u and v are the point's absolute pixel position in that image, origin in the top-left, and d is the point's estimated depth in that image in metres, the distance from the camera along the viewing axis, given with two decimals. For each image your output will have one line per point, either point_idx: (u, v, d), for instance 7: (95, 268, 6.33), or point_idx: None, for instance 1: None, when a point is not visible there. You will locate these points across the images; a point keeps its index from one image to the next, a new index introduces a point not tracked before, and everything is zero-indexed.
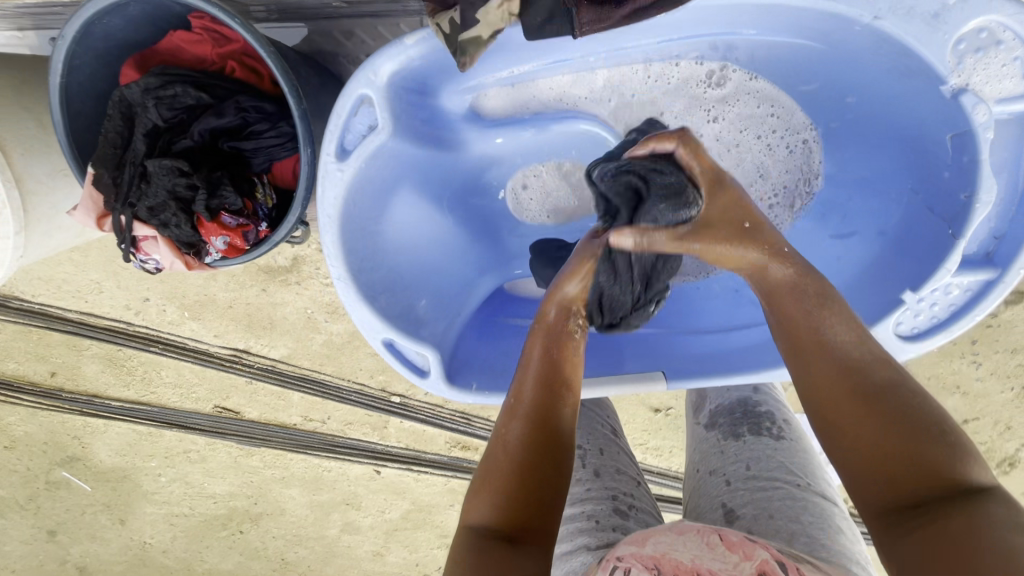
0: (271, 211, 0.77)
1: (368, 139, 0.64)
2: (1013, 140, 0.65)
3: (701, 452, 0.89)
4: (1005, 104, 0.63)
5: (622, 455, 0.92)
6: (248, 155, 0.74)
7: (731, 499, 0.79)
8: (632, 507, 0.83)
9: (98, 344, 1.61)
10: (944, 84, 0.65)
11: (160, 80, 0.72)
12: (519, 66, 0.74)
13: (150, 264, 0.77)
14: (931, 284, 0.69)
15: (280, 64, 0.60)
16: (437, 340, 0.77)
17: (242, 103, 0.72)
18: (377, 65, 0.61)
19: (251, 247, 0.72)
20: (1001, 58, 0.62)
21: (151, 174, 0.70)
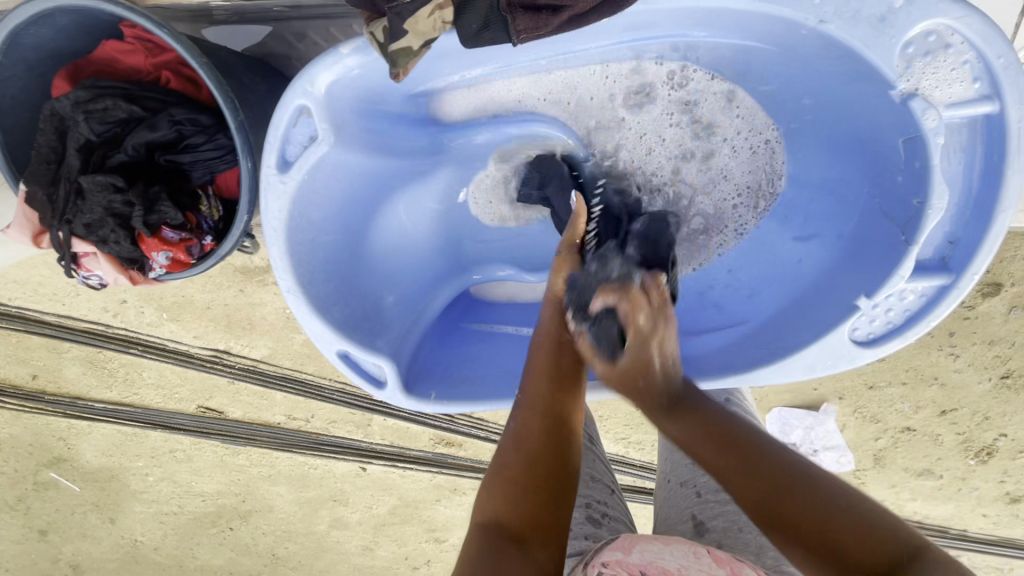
0: (217, 223, 0.78)
1: (308, 150, 0.65)
2: (964, 144, 0.68)
3: (672, 462, 0.91)
4: (956, 108, 0.66)
5: (598, 463, 0.92)
6: (187, 168, 0.74)
7: (701, 511, 0.82)
8: (605, 515, 0.84)
9: (79, 347, 1.59)
10: (894, 88, 0.68)
11: (91, 93, 0.71)
12: (467, 70, 0.76)
13: (95, 279, 0.78)
14: (884, 290, 0.72)
15: (217, 75, 0.59)
16: (394, 350, 0.78)
17: (176, 116, 0.71)
18: (314, 75, 0.63)
19: (195, 262, 0.75)
20: (951, 61, 0.64)
21: (85, 190, 0.70)
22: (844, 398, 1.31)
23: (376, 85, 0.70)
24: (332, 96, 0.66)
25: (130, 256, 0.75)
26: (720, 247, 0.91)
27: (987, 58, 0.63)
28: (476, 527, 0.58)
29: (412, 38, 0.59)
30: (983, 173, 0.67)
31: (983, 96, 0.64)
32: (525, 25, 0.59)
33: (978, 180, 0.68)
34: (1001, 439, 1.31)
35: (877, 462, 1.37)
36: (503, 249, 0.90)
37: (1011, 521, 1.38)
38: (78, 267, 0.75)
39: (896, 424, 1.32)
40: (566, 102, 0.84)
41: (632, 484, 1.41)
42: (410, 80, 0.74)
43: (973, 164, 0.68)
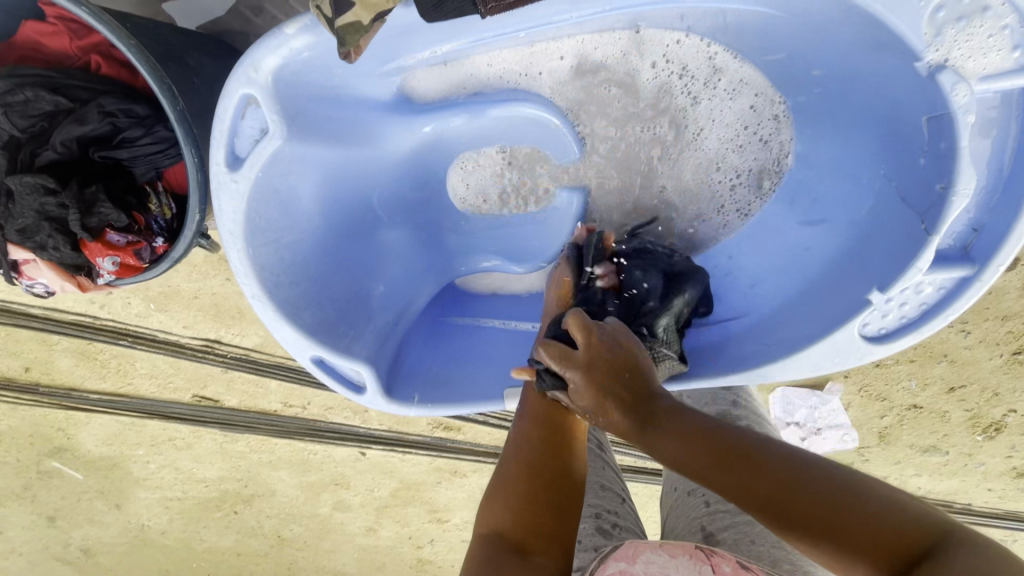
0: (170, 221, 0.76)
1: (260, 144, 0.63)
2: (996, 120, 0.62)
3: (680, 469, 0.87)
4: (989, 80, 0.59)
5: (608, 471, 0.88)
6: (128, 164, 0.71)
7: (711, 522, 0.76)
8: (615, 525, 0.79)
9: (68, 339, 1.55)
10: (919, 60, 0.61)
11: (9, 83, 0.68)
12: (442, 45, 0.72)
13: (39, 286, 0.76)
14: (901, 284, 0.68)
15: (144, 60, 0.56)
16: (371, 353, 0.76)
17: (106, 107, 0.68)
18: (257, 60, 0.59)
19: (146, 265, 0.74)
20: (988, 26, 0.57)
21: (14, 193, 0.68)
22: (849, 375, 1.26)
23: (335, 68, 0.66)
24: (281, 83, 0.62)
25: (73, 261, 0.73)
26: (723, 229, 0.86)
27: None
28: (480, 539, 0.57)
29: (359, 11, 0.55)
30: (1016, 154, 0.62)
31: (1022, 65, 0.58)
32: None
33: (1010, 162, 0.63)
34: (1010, 415, 1.26)
35: (882, 439, 1.33)
36: (491, 242, 0.87)
37: (1017, 495, 1.35)
38: (19, 274, 0.73)
39: (903, 402, 1.27)
40: (557, 79, 0.79)
41: (634, 465, 1.38)
42: (374, 59, 0.69)
43: (1005, 142, 0.63)
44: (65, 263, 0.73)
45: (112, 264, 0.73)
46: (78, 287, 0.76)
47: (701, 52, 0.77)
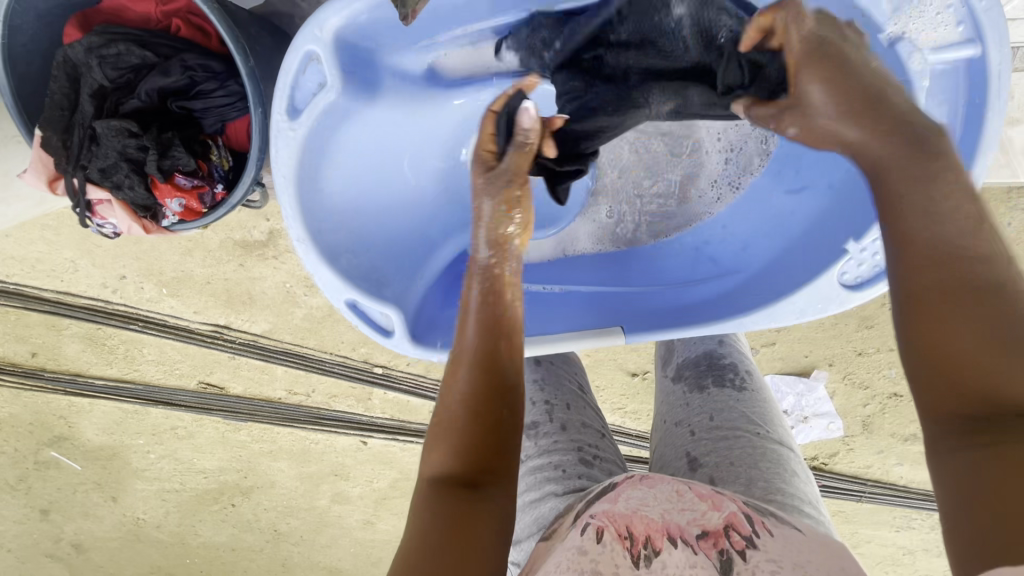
0: (228, 172, 0.86)
1: (318, 97, 0.68)
2: (949, 87, 0.71)
3: (667, 404, 0.93)
4: (939, 52, 0.69)
5: (589, 410, 0.94)
6: (198, 116, 0.83)
7: (695, 448, 0.82)
8: (597, 457, 0.86)
9: (79, 324, 1.59)
10: (881, 32, 0.71)
11: (102, 40, 0.80)
12: (471, 21, 0.77)
13: (108, 226, 0.87)
14: (872, 234, 0.77)
15: (224, 20, 0.64)
16: (400, 299, 0.80)
17: (187, 62, 0.79)
18: (323, 20, 0.66)
19: (205, 209, 0.84)
20: (935, 6, 0.67)
21: (100, 135, 0.80)
22: (832, 364, 1.35)
23: (383, 36, 0.73)
24: (341, 44, 0.68)
25: (143, 202, 0.84)
26: (716, 203, 0.94)
27: (971, 3, 0.65)
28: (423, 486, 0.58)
29: None
30: (966, 118, 0.71)
31: (966, 39, 0.67)
32: None
33: (959, 126, 0.71)
34: None
35: (865, 428, 1.42)
36: None
37: None
38: (93, 213, 0.84)
39: (884, 390, 1.37)
40: None
41: (626, 451, 1.45)
42: (410, 31, 0.74)
43: (957, 108, 0.71)
44: (135, 205, 0.84)
45: (177, 207, 0.83)
46: (143, 230, 0.86)
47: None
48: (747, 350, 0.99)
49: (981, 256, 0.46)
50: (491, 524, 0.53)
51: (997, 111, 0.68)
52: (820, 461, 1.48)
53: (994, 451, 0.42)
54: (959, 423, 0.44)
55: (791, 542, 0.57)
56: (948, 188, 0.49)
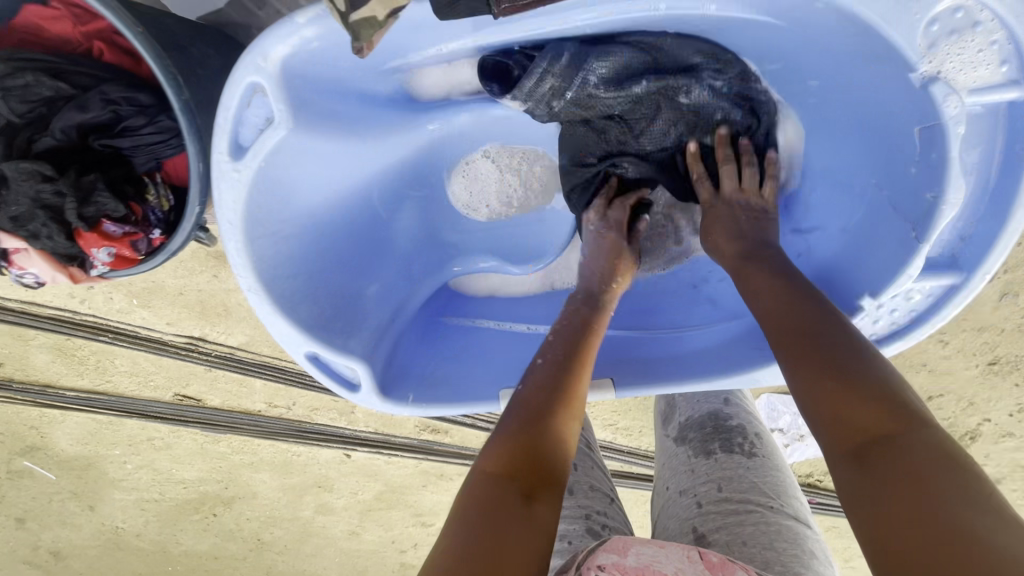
0: (167, 214, 0.79)
1: (264, 134, 0.61)
2: (984, 131, 0.64)
3: (671, 468, 0.88)
4: (979, 94, 0.61)
5: (597, 470, 0.89)
6: (128, 153, 0.75)
7: (703, 523, 0.77)
8: (605, 527, 0.80)
9: (46, 334, 1.51)
10: (914, 71, 0.62)
11: (9, 69, 0.72)
12: (448, 43, 0.68)
13: (30, 277, 0.79)
14: (891, 291, 0.71)
15: (155, 51, 0.57)
16: (368, 349, 0.75)
17: (109, 94, 0.72)
18: (266, 48, 0.58)
19: (139, 256, 0.77)
20: (978, 42, 0.58)
21: (10, 180, 0.72)
22: None
23: (342, 62, 0.65)
24: (291, 75, 0.61)
25: (66, 251, 0.76)
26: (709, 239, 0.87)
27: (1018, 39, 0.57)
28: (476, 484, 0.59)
29: (375, 7, 0.55)
30: (1003, 165, 0.64)
31: (1011, 80, 0.59)
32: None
33: (996, 173, 0.65)
34: (984, 424, 1.30)
35: None
36: (482, 238, 0.87)
37: None
38: (10, 264, 0.76)
39: None
40: None
41: (619, 469, 1.40)
42: (377, 55, 0.67)
43: (991, 156, 0.65)
44: (57, 255, 0.76)
45: (106, 255, 0.76)
46: (68, 280, 0.79)
47: (682, 35, 0.71)
48: (756, 410, 0.94)
49: (842, 326, 0.60)
50: (545, 525, 0.55)
51: None
52: (816, 479, 1.43)
53: (874, 464, 0.51)
54: (852, 453, 0.53)
55: None
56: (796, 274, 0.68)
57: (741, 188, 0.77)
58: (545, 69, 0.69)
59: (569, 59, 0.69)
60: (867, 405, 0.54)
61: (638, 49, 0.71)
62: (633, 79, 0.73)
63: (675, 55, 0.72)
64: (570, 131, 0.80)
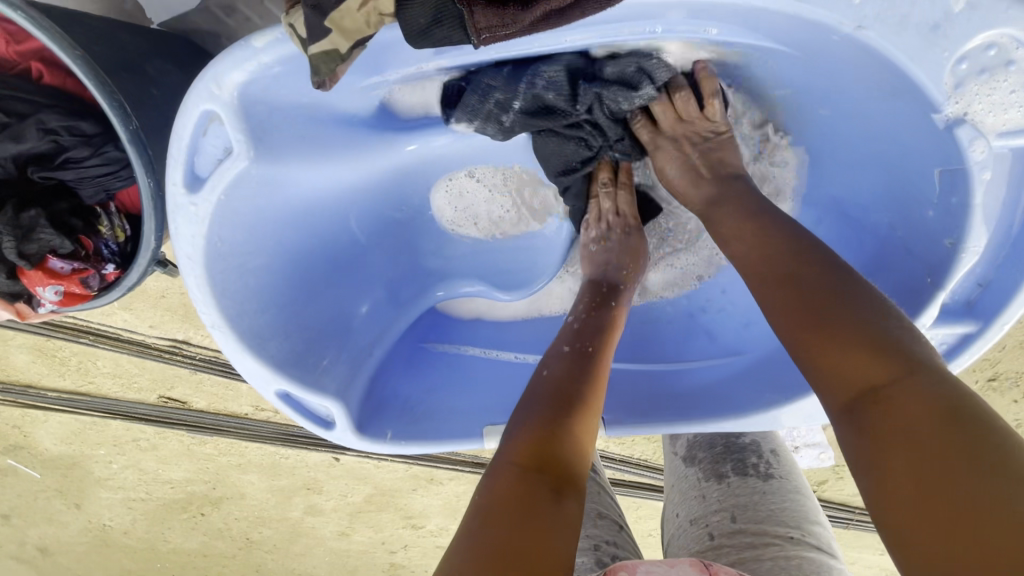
0: (121, 246, 0.75)
1: (223, 165, 0.57)
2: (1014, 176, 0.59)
3: (682, 493, 0.85)
4: (1008, 138, 0.56)
5: (604, 496, 0.86)
6: (74, 186, 0.70)
7: (715, 555, 0.74)
8: (613, 557, 0.76)
9: (25, 333, 1.46)
10: (938, 112, 0.58)
11: None
12: (426, 64, 0.63)
13: None
14: None
15: (99, 81, 0.53)
16: (343, 386, 0.71)
17: (47, 124, 0.66)
18: (220, 75, 0.54)
19: (87, 294, 0.73)
20: (1010, 82, 0.54)
21: None
22: None
23: (308, 85, 0.59)
24: (248, 100, 0.56)
25: (13, 287, 0.73)
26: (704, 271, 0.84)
27: None
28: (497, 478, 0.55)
29: (336, 39, 0.48)
30: None
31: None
32: (486, 21, 0.48)
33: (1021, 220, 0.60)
34: None
35: None
36: (469, 267, 0.83)
37: None
38: None
39: None
40: None
41: (613, 477, 1.37)
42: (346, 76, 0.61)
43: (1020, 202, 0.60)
44: (0, 292, 0.73)
45: (53, 293, 0.73)
46: (17, 314, 0.76)
47: (640, 50, 0.64)
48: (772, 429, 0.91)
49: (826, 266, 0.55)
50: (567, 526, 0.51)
51: None
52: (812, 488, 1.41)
53: (871, 415, 0.47)
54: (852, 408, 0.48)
55: None
56: (768, 211, 0.62)
57: (681, 118, 0.70)
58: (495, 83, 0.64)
59: (519, 69, 0.64)
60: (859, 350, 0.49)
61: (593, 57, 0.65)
62: (585, 84, 0.65)
63: (612, 69, 0.65)
64: (541, 142, 0.73)
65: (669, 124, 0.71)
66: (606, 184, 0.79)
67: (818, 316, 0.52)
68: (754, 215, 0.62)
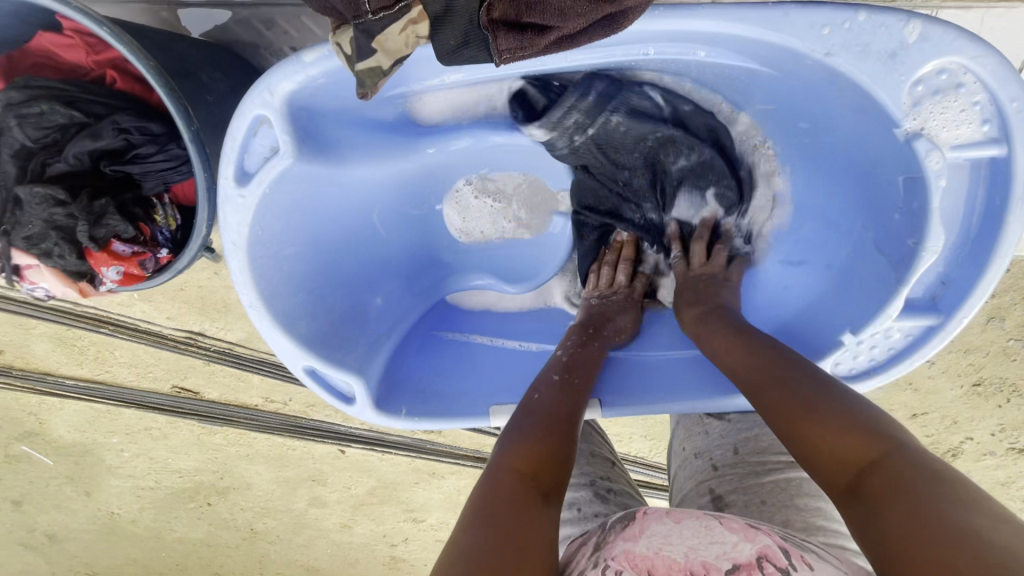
0: (174, 232, 0.84)
1: (269, 163, 0.64)
2: (969, 183, 0.66)
3: (685, 428, 0.86)
4: (960, 149, 0.63)
5: (594, 435, 0.92)
6: (138, 178, 0.78)
7: (718, 485, 0.76)
8: (610, 491, 0.82)
9: (47, 323, 1.52)
10: (899, 127, 0.65)
11: (24, 94, 0.73)
12: (449, 75, 0.69)
13: (37, 290, 0.80)
14: (870, 328, 0.74)
15: (167, 85, 0.60)
16: (363, 366, 0.78)
17: (121, 123, 0.74)
18: (273, 83, 0.60)
19: (147, 275, 0.78)
20: (961, 102, 0.62)
21: (24, 202, 0.74)
22: None
23: (348, 94, 0.67)
24: (297, 106, 0.63)
25: (77, 269, 0.77)
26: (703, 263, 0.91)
27: (999, 101, 0.60)
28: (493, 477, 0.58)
29: (381, 58, 0.56)
30: (984, 217, 0.66)
31: (992, 139, 0.62)
32: (508, 44, 0.54)
33: (977, 225, 0.67)
34: (966, 442, 1.32)
35: None
36: (479, 261, 0.91)
37: None
38: (19, 279, 0.77)
39: None
40: None
41: None
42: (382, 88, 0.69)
43: (974, 207, 0.66)
44: (69, 271, 0.77)
45: (115, 274, 0.77)
46: (79, 293, 0.81)
47: (704, 109, 0.79)
48: None
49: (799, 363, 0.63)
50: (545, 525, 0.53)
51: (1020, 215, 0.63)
52: None
53: (862, 485, 0.51)
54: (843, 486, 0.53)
55: None
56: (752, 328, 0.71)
57: (706, 259, 0.83)
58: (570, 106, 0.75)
59: (598, 100, 0.75)
60: (836, 428, 0.55)
61: (662, 105, 0.78)
62: (648, 112, 0.78)
63: (689, 109, 0.78)
64: (580, 177, 0.87)
65: (689, 266, 0.83)
66: (611, 261, 0.89)
67: (791, 403, 0.59)
68: (733, 330, 0.71)
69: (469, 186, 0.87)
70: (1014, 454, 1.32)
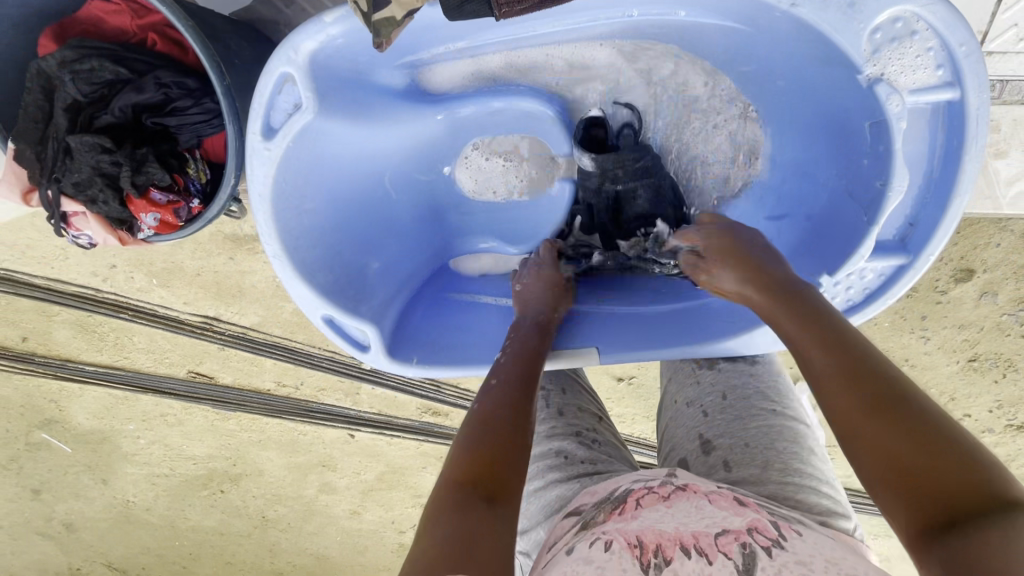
0: (204, 185, 0.91)
1: (292, 118, 0.70)
2: (927, 127, 0.72)
3: (676, 382, 0.89)
4: (918, 93, 0.70)
5: (585, 394, 0.95)
6: (174, 131, 0.86)
7: (708, 430, 0.80)
8: (595, 441, 0.86)
9: (69, 310, 1.58)
10: (861, 73, 0.71)
11: (77, 54, 0.83)
12: (452, 43, 0.81)
13: (82, 237, 0.91)
14: (846, 269, 0.77)
15: (201, 42, 0.68)
16: (375, 316, 0.84)
17: (162, 79, 0.83)
18: (296, 43, 0.67)
19: (181, 222, 0.87)
20: (916, 48, 0.68)
21: (73, 150, 0.82)
22: None
23: (361, 55, 0.74)
24: (315, 66, 0.69)
25: (119, 215, 0.87)
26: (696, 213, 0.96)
27: (950, 46, 0.66)
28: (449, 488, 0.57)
29: (395, 8, 0.64)
30: (944, 157, 0.72)
31: (946, 82, 0.68)
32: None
33: (939, 164, 0.73)
34: (965, 419, 1.33)
35: None
36: (484, 224, 0.97)
37: None
38: (68, 225, 0.87)
39: None
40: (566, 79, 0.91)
41: None
42: (395, 51, 0.78)
43: (934, 147, 0.73)
44: (111, 218, 0.87)
45: (153, 220, 0.86)
46: (119, 240, 0.90)
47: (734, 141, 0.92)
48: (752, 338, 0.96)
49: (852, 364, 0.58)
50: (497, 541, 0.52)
51: (975, 153, 0.69)
52: None
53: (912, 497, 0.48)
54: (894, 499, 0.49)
55: (820, 546, 0.54)
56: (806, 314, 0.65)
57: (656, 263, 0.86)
58: (618, 153, 0.93)
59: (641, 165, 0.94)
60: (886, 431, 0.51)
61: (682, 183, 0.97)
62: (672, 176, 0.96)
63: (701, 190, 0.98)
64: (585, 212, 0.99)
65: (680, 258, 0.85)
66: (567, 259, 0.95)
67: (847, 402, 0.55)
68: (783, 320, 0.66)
69: (476, 151, 0.94)
70: (1013, 430, 1.33)
